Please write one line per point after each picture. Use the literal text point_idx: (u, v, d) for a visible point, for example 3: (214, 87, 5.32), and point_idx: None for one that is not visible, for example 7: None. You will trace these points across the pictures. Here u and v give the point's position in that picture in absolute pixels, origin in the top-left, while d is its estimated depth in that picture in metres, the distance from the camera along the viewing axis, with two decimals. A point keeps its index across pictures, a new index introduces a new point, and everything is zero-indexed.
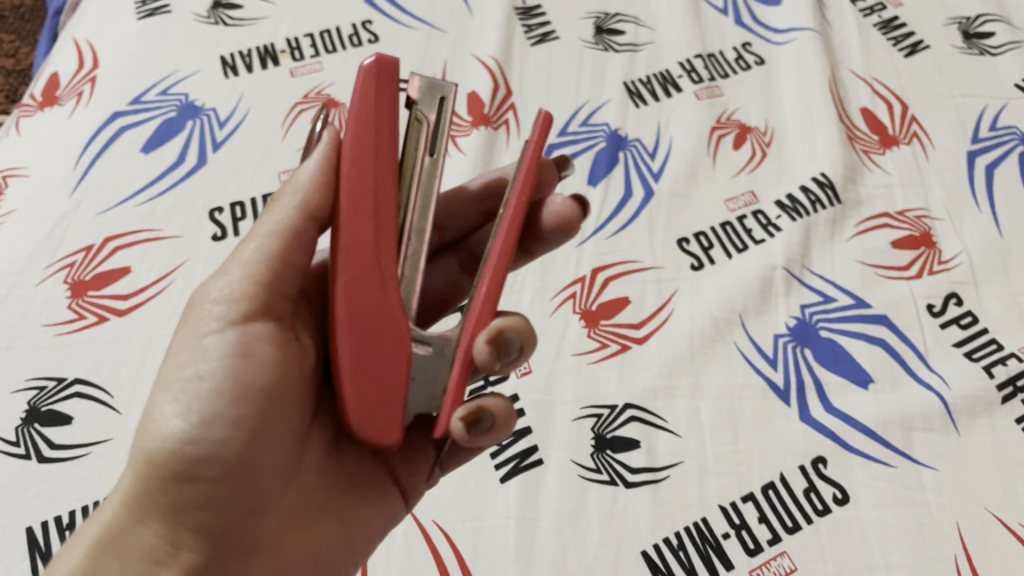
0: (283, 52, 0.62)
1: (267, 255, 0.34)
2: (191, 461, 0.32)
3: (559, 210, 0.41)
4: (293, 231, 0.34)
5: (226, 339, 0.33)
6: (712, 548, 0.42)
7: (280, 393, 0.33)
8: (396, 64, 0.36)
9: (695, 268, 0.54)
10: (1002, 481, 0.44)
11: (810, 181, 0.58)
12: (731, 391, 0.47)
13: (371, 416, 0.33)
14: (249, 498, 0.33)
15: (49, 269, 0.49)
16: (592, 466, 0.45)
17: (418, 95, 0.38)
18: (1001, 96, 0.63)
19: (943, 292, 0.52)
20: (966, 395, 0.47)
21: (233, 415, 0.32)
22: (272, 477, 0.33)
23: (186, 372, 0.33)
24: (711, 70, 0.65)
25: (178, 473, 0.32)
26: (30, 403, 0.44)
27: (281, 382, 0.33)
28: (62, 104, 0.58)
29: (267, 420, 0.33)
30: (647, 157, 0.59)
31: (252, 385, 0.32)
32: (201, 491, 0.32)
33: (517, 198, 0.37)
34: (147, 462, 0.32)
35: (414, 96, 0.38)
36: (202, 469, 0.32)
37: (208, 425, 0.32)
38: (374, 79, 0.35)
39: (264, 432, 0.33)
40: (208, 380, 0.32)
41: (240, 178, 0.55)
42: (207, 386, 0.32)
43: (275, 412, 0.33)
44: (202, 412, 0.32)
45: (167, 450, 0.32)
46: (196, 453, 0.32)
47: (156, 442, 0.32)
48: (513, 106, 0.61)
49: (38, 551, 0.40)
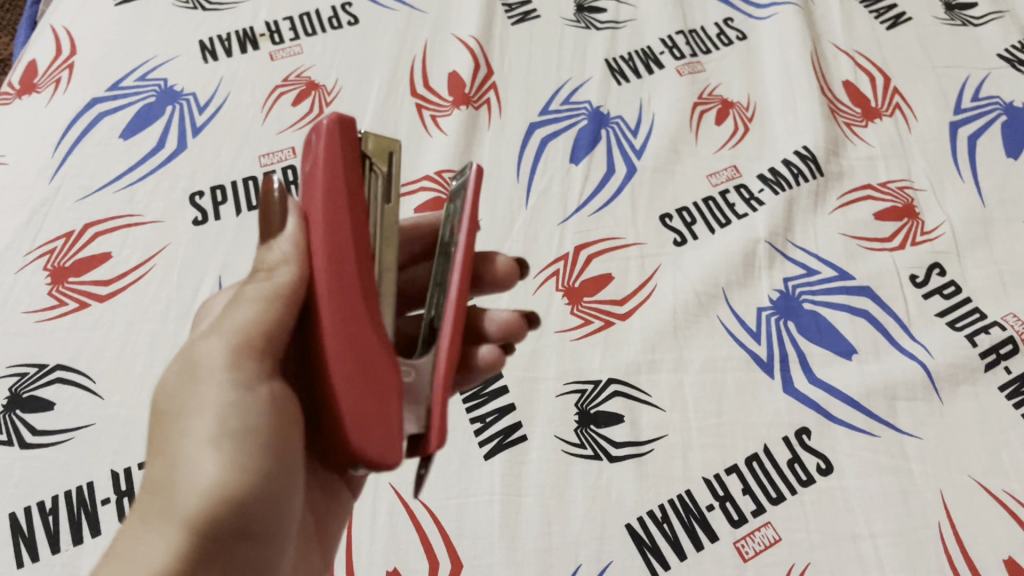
0: (262, 36, 0.62)
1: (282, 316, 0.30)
2: (245, 520, 0.28)
3: (502, 321, 0.42)
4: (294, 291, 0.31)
5: (263, 397, 0.30)
6: (696, 520, 0.42)
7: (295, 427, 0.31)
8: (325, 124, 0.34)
9: (678, 243, 0.53)
10: (985, 448, 0.45)
11: (792, 154, 0.58)
12: (715, 363, 0.47)
13: (373, 436, 0.30)
14: (276, 541, 0.30)
15: (28, 257, 0.49)
16: (576, 441, 0.45)
17: (370, 148, 0.35)
18: (983, 66, 0.63)
19: (926, 262, 0.52)
20: (948, 363, 0.47)
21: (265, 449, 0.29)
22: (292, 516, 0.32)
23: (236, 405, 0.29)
24: (693, 46, 0.64)
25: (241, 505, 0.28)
26: (12, 389, 0.44)
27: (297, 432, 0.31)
28: (39, 92, 0.57)
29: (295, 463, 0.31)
30: (629, 134, 0.59)
31: (283, 436, 0.30)
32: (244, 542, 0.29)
33: (467, 227, 0.35)
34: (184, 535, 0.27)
35: (367, 150, 0.35)
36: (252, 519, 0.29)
37: (259, 479, 0.29)
38: (339, 136, 0.32)
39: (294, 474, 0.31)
40: (242, 437, 0.29)
41: (221, 162, 0.55)
42: (244, 444, 0.29)
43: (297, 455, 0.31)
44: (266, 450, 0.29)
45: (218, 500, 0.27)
46: (251, 506, 0.29)
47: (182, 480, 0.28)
48: (494, 84, 0.61)
49: (22, 536, 0.40)
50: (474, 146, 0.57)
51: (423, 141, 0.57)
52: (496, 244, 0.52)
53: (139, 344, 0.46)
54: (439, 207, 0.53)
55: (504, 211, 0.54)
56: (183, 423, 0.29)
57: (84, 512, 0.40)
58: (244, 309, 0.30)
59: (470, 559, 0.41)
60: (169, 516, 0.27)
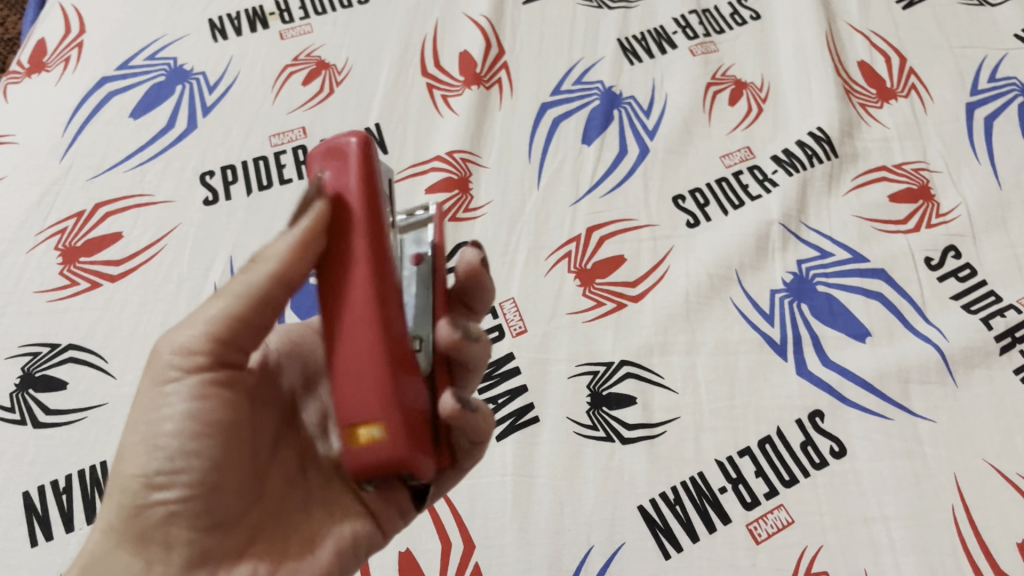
0: (272, 15, 0.61)
1: (228, 314, 0.30)
2: (153, 505, 0.30)
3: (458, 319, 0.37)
4: (260, 296, 0.30)
5: (185, 388, 0.31)
6: (709, 502, 0.42)
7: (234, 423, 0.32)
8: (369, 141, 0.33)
9: (690, 225, 0.53)
10: (1000, 432, 0.44)
11: (806, 136, 0.57)
12: (728, 346, 0.47)
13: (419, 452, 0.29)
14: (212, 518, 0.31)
15: (39, 236, 0.49)
16: (588, 423, 0.44)
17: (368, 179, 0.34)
18: (1000, 47, 0.62)
19: (941, 245, 0.52)
20: (963, 346, 0.47)
21: (192, 429, 0.31)
22: (234, 495, 0.32)
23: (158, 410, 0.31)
24: (706, 26, 0.64)
25: (146, 495, 0.30)
26: (24, 368, 0.45)
27: (234, 421, 0.32)
28: (49, 70, 0.57)
29: (228, 447, 0.32)
30: (641, 114, 0.58)
31: (210, 423, 0.31)
32: (171, 510, 0.30)
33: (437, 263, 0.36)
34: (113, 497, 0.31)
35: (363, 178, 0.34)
36: (174, 489, 0.30)
37: (170, 456, 0.30)
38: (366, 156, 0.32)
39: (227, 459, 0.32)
40: (178, 415, 0.31)
41: (231, 142, 0.54)
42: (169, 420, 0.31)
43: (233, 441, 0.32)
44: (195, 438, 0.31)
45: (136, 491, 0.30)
46: (165, 480, 0.30)
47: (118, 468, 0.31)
48: (505, 64, 0.60)
49: (36, 515, 0.40)
50: (485, 126, 0.57)
51: (434, 121, 0.56)
52: (507, 225, 0.52)
53: (151, 324, 0.46)
54: (451, 186, 0.53)
55: (515, 192, 0.53)
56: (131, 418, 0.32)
57: (96, 490, 0.40)
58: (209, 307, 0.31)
59: (482, 540, 0.41)
60: (115, 481, 0.31)
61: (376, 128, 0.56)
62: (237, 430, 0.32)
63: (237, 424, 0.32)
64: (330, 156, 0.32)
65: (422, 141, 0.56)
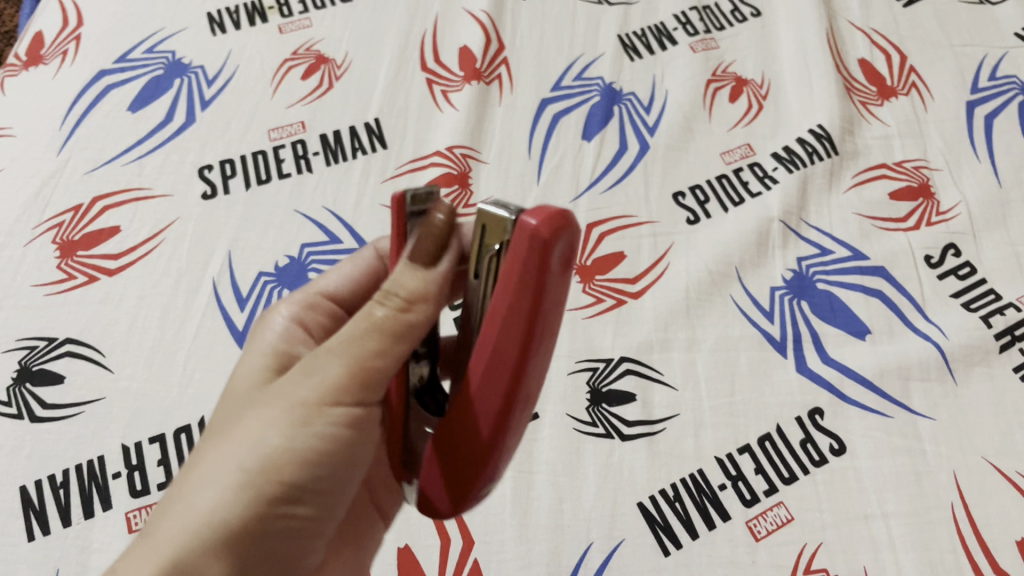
0: (271, 9, 0.61)
1: (376, 351, 0.29)
2: (274, 520, 0.29)
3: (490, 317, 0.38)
4: (402, 328, 0.29)
5: (336, 413, 0.29)
6: (708, 499, 0.42)
7: (354, 451, 0.31)
8: (574, 229, 0.28)
9: (691, 222, 0.53)
10: (999, 429, 0.44)
11: (806, 134, 0.57)
12: (728, 343, 0.47)
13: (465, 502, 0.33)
14: (306, 540, 0.31)
15: (37, 230, 0.49)
16: (587, 420, 0.44)
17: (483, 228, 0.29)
18: (1001, 45, 0.62)
19: (941, 242, 0.52)
20: (963, 344, 0.47)
21: (332, 456, 0.30)
22: (331, 515, 0.32)
23: (305, 427, 0.29)
24: (707, 23, 0.64)
25: (270, 508, 0.29)
26: (21, 362, 0.44)
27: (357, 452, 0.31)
28: (46, 63, 0.57)
29: (343, 475, 0.31)
30: (641, 111, 0.58)
31: (339, 451, 0.30)
32: (285, 524, 0.29)
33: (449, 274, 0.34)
34: (224, 496, 0.28)
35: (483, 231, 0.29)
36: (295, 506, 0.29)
37: (307, 474, 0.29)
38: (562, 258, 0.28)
39: (341, 484, 0.31)
40: (326, 439, 0.29)
41: (230, 136, 0.54)
42: (320, 443, 0.29)
43: (350, 469, 0.31)
44: (328, 461, 0.30)
45: (256, 501, 0.28)
46: (293, 494, 0.29)
47: (239, 472, 0.28)
48: (506, 59, 0.60)
49: (33, 510, 0.39)
50: (485, 122, 0.57)
51: (434, 117, 0.56)
52: None
53: (149, 318, 0.46)
54: (450, 182, 0.53)
55: (515, 187, 0.53)
56: (260, 419, 0.29)
57: (94, 486, 0.40)
58: (359, 334, 0.29)
59: (482, 536, 0.40)
60: (224, 478, 0.28)
61: (375, 123, 0.56)
62: (362, 455, 0.31)
63: (358, 452, 0.31)
64: (555, 238, 0.27)
65: (422, 136, 0.55)
